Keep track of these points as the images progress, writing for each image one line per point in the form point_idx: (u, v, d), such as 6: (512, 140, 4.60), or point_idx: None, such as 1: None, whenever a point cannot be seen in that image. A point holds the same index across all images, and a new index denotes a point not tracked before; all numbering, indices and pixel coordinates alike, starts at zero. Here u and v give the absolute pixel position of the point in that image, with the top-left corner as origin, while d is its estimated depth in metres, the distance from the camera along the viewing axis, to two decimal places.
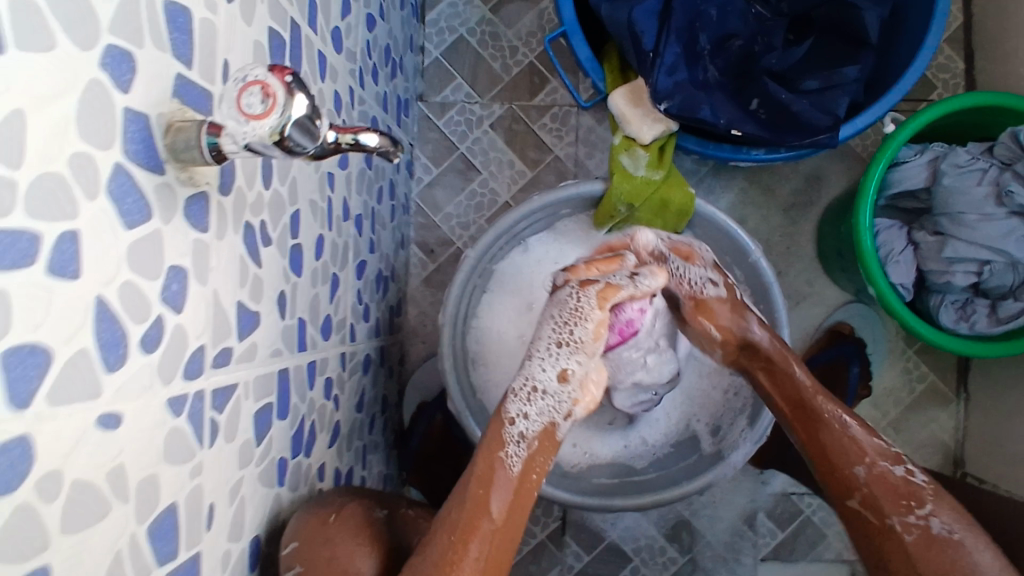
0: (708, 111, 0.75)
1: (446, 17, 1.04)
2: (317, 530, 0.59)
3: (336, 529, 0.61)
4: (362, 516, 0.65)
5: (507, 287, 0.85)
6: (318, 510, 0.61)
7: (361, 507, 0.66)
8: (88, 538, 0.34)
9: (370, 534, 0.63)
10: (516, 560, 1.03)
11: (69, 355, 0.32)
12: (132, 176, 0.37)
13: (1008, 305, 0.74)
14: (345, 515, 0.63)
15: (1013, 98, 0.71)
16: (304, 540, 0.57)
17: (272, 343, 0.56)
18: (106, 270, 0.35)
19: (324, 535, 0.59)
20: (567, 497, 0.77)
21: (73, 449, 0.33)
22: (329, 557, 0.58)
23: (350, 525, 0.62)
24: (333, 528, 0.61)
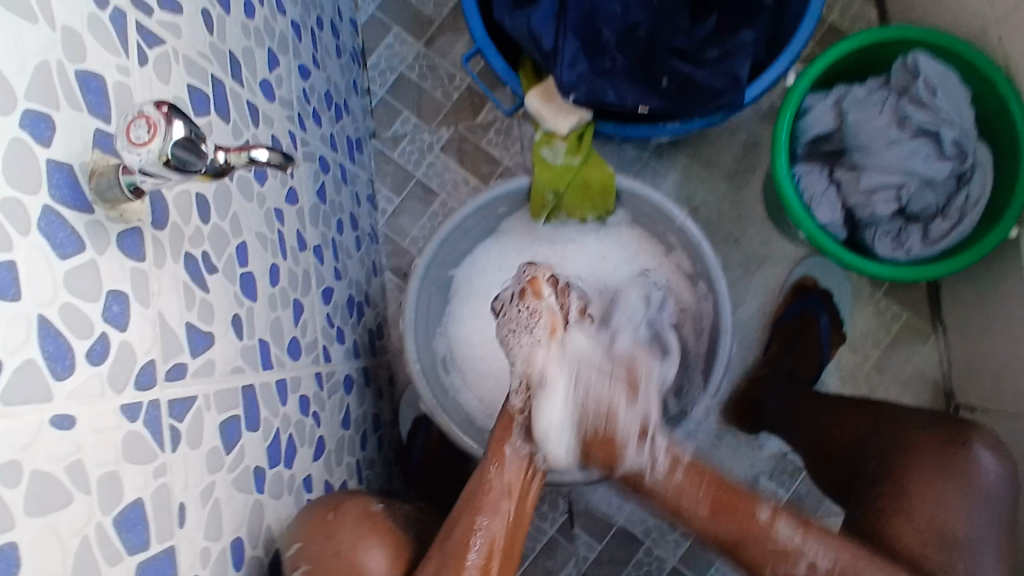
0: (614, 94, 0.83)
1: (385, 59, 1.13)
2: (318, 529, 0.66)
3: (339, 526, 0.67)
4: (361, 508, 0.70)
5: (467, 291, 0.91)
6: (319, 512, 0.68)
7: (360, 501, 0.71)
8: (51, 522, 0.40)
9: (373, 522, 0.69)
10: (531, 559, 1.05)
11: (17, 364, 0.39)
12: (60, 216, 0.43)
13: (938, 225, 0.80)
14: (345, 509, 0.69)
15: (891, 30, 0.79)
16: (306, 541, 0.65)
17: (231, 361, 0.62)
18: (45, 293, 0.41)
19: (326, 536, 0.65)
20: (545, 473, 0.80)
21: (29, 442, 0.39)
22: (334, 553, 0.65)
23: (351, 518, 0.68)
24: (335, 525, 0.67)
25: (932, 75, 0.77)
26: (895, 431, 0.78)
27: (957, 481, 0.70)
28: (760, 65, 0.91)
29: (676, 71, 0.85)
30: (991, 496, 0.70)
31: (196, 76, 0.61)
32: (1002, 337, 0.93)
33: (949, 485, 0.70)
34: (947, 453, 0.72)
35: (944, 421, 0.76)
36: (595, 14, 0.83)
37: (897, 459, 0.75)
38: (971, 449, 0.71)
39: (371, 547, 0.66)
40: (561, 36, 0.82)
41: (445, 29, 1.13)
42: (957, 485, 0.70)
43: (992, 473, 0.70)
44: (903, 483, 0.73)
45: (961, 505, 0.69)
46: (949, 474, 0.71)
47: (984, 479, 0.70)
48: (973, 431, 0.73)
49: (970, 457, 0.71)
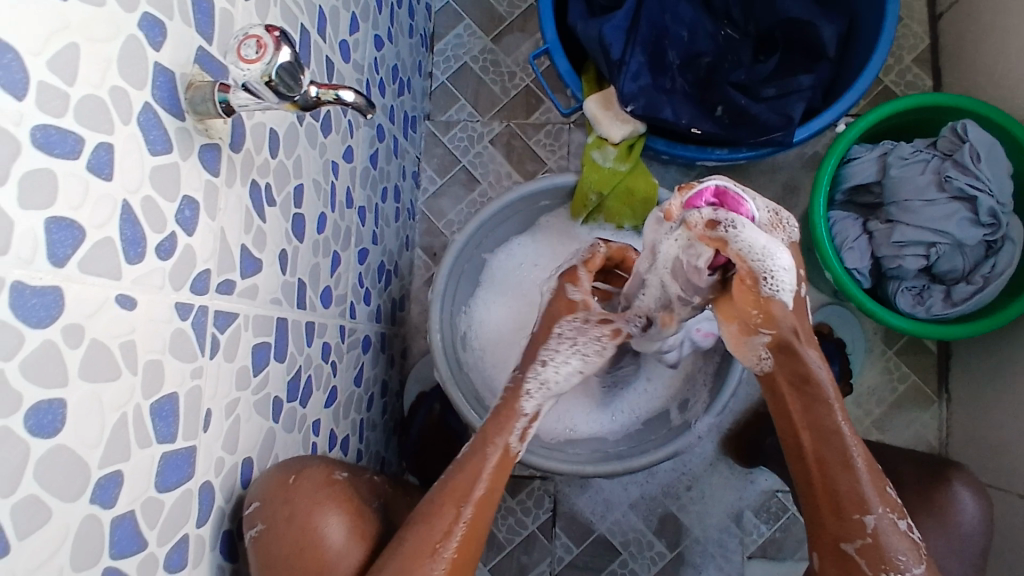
0: (670, 112, 0.86)
1: (452, 47, 1.17)
2: (278, 491, 0.60)
3: (297, 491, 0.61)
4: (322, 475, 0.64)
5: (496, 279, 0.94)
6: (279, 472, 0.62)
7: (322, 467, 0.66)
8: (100, 392, 0.43)
9: (332, 491, 0.64)
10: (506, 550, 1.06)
11: (98, 239, 0.42)
12: (157, 115, 0.46)
13: (961, 288, 0.82)
14: (305, 475, 0.63)
15: (948, 95, 0.81)
16: (264, 500, 0.59)
17: (272, 291, 0.64)
18: (133, 182, 0.44)
19: (283, 498, 0.60)
20: (541, 461, 0.81)
21: (96, 313, 0.42)
22: (289, 517, 0.59)
23: (309, 485, 0.62)
24: (293, 489, 0.62)
25: (978, 144, 0.80)
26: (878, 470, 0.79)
27: (935, 517, 0.71)
28: (813, 111, 0.94)
29: (732, 101, 0.88)
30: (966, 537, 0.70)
31: (288, 21, 0.65)
32: (1006, 411, 0.94)
33: (925, 515, 0.71)
34: (928, 488, 0.73)
35: (924, 462, 0.77)
36: (663, 36, 0.89)
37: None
38: (949, 485, 0.73)
39: (329, 515, 0.61)
40: (629, 50, 0.86)
41: (514, 29, 1.17)
42: (935, 519, 0.70)
43: (968, 514, 0.71)
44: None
45: (939, 545, 0.69)
46: (931, 507, 0.71)
47: (961, 516, 0.71)
48: (953, 471, 0.74)
49: (949, 494, 0.72)
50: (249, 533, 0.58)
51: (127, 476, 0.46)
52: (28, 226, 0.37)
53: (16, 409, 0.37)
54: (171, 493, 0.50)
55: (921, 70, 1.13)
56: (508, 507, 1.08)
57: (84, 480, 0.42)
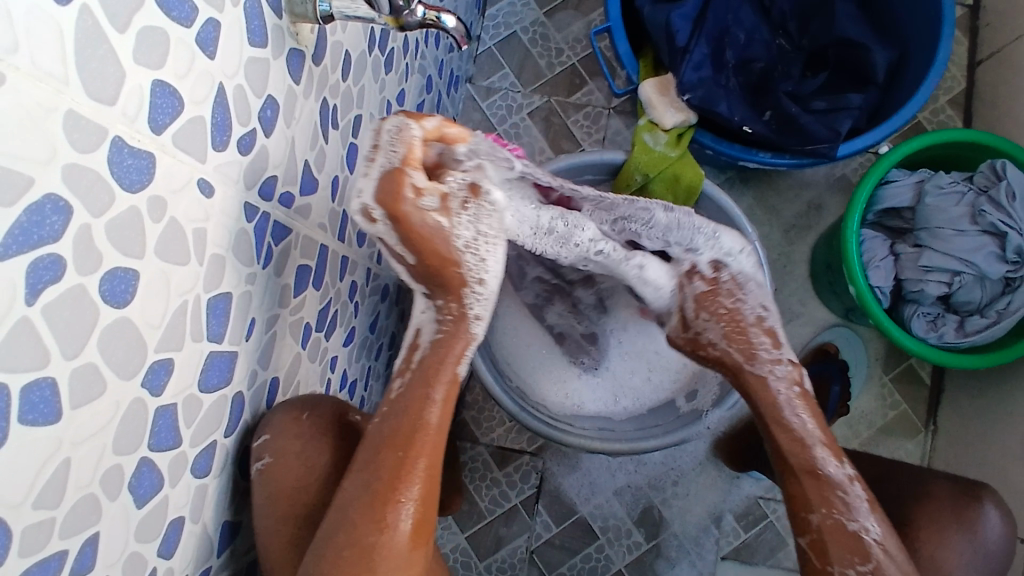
0: (725, 107, 0.86)
1: (504, 14, 1.16)
2: (291, 428, 0.58)
3: (308, 430, 0.60)
4: (330, 416, 0.63)
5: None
6: (295, 405, 0.60)
7: (331, 409, 0.64)
8: (169, 273, 0.41)
9: (333, 430, 0.63)
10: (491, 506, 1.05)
11: (193, 115, 0.40)
12: (261, 7, 0.45)
13: (975, 320, 0.84)
14: (316, 412, 0.62)
15: (991, 134, 0.84)
16: (276, 432, 0.57)
17: (320, 216, 0.63)
18: (230, 67, 0.43)
19: (295, 434, 0.58)
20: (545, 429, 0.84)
21: (178, 191, 0.41)
22: (298, 452, 0.59)
23: (319, 424, 0.62)
24: (305, 427, 0.60)
25: (1015, 183, 0.82)
26: (906, 480, 0.79)
27: (962, 527, 0.71)
28: (856, 131, 0.95)
29: (783, 108, 0.89)
30: (987, 553, 0.71)
31: None
32: (992, 447, 0.97)
33: (954, 530, 0.71)
34: (961, 503, 0.73)
35: (954, 479, 0.77)
36: (725, 34, 0.90)
37: (909, 501, 0.75)
38: (980, 505, 0.73)
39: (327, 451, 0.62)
40: (694, 40, 0.87)
41: (568, 6, 1.16)
42: (966, 536, 0.71)
43: (993, 533, 0.72)
44: (909, 522, 0.73)
45: (959, 554, 0.70)
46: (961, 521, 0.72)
47: (987, 536, 0.72)
48: (983, 491, 0.74)
49: (981, 514, 0.72)
50: (256, 464, 0.56)
51: (177, 367, 0.44)
52: (136, 83, 0.35)
53: (95, 270, 0.35)
54: (210, 395, 0.49)
55: (955, 110, 1.16)
56: (494, 478, 1.09)
57: (140, 362, 0.40)
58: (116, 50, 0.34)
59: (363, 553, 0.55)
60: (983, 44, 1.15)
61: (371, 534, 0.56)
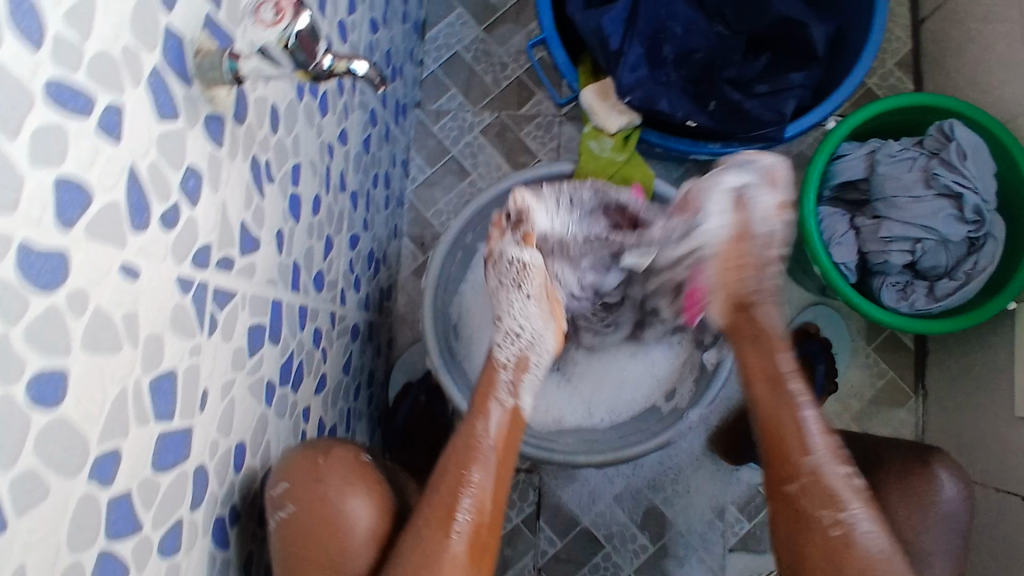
0: (666, 104, 0.87)
1: (444, 36, 1.16)
2: (309, 470, 0.65)
3: (326, 470, 0.67)
4: (352, 456, 0.70)
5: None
6: (309, 451, 0.67)
7: (349, 449, 0.71)
8: (103, 364, 0.41)
9: (363, 471, 0.69)
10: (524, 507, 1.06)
11: (105, 203, 0.40)
12: (166, 79, 0.45)
13: (944, 284, 0.84)
14: (335, 455, 0.68)
15: (931, 96, 0.84)
16: (296, 482, 0.64)
17: (268, 272, 0.63)
18: (140, 147, 0.43)
19: (314, 478, 0.65)
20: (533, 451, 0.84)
21: (99, 282, 0.40)
22: (322, 496, 0.65)
23: (339, 464, 0.68)
24: (322, 468, 0.67)
25: (965, 142, 0.82)
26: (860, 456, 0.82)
27: (904, 488, 0.75)
28: (803, 109, 0.95)
29: (727, 97, 0.89)
30: (946, 516, 0.74)
31: None
32: (979, 407, 0.98)
33: (903, 498, 0.75)
34: (912, 465, 0.76)
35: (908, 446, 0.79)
36: (660, 30, 0.89)
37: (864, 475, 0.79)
38: (933, 471, 0.76)
39: (356, 494, 0.68)
40: (628, 42, 0.87)
41: (506, 19, 1.16)
42: (917, 501, 0.74)
43: (950, 496, 0.74)
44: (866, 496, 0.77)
45: (917, 522, 0.73)
46: (911, 486, 0.75)
47: (943, 501, 0.74)
48: (936, 456, 0.77)
49: (933, 480, 0.75)
50: (276, 513, 0.63)
51: (126, 454, 0.44)
52: (37, 184, 0.35)
53: (21, 375, 0.35)
54: (167, 474, 0.49)
55: (903, 73, 1.17)
56: None
57: (84, 457, 0.40)
58: (9, 155, 0.33)
59: (435, 550, 0.66)
60: (922, 4, 1.15)
61: (440, 533, 0.67)
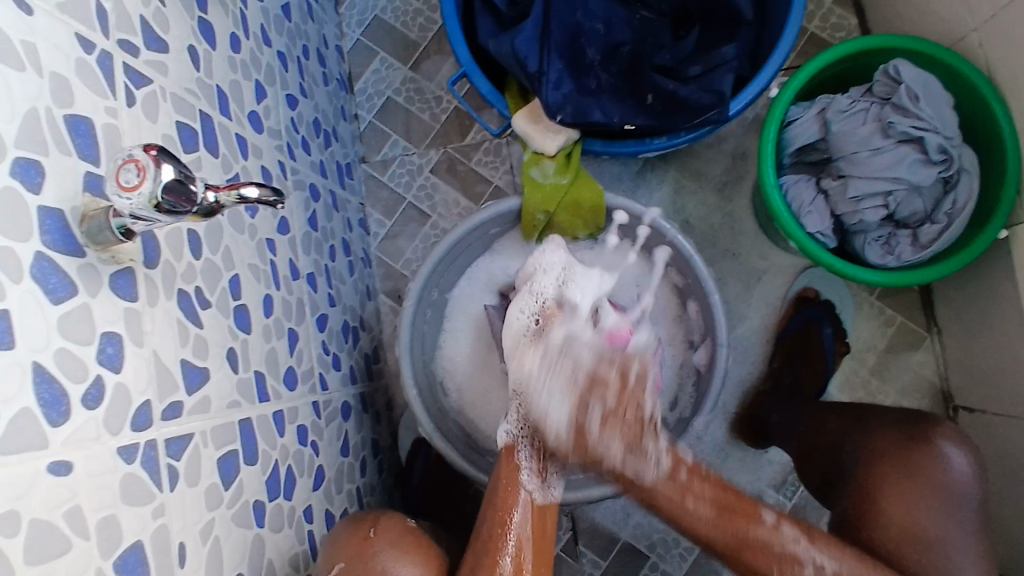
0: (600, 113, 0.86)
1: (372, 84, 1.14)
2: (358, 548, 0.67)
3: (377, 543, 0.68)
4: (400, 526, 0.71)
5: (479, 283, 0.98)
6: (359, 531, 0.69)
7: (398, 518, 0.72)
8: (49, 572, 0.40)
9: (414, 538, 0.70)
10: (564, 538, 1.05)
11: (11, 414, 0.39)
12: (52, 261, 0.43)
13: (926, 230, 0.85)
14: (384, 527, 0.70)
15: (867, 41, 0.85)
16: (349, 560, 0.66)
17: (227, 396, 0.61)
18: (39, 341, 0.41)
19: (367, 555, 0.67)
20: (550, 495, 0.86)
21: (26, 492, 0.39)
22: (379, 570, 0.66)
23: (390, 534, 0.69)
24: (375, 541, 0.68)
25: (913, 83, 0.84)
26: (856, 440, 0.82)
27: (918, 479, 0.74)
28: (743, 78, 0.92)
29: (661, 87, 0.86)
30: (958, 496, 0.72)
31: (182, 112, 0.61)
32: (992, 339, 0.96)
33: (910, 482, 0.74)
34: (915, 454, 0.75)
35: (906, 421, 0.79)
36: (578, 36, 0.86)
37: (864, 465, 0.78)
38: (933, 446, 0.75)
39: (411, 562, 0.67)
40: (545, 58, 0.84)
41: (430, 53, 1.14)
42: (924, 484, 0.73)
43: (960, 474, 0.73)
44: (870, 491, 0.76)
45: (928, 509, 0.72)
46: (912, 468, 0.74)
47: (948, 475, 0.73)
48: (933, 428, 0.76)
49: (934, 453, 0.74)
50: None
51: None
52: None
53: None
54: None
55: (843, 9, 1.12)
56: None
57: None
58: None
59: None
60: None
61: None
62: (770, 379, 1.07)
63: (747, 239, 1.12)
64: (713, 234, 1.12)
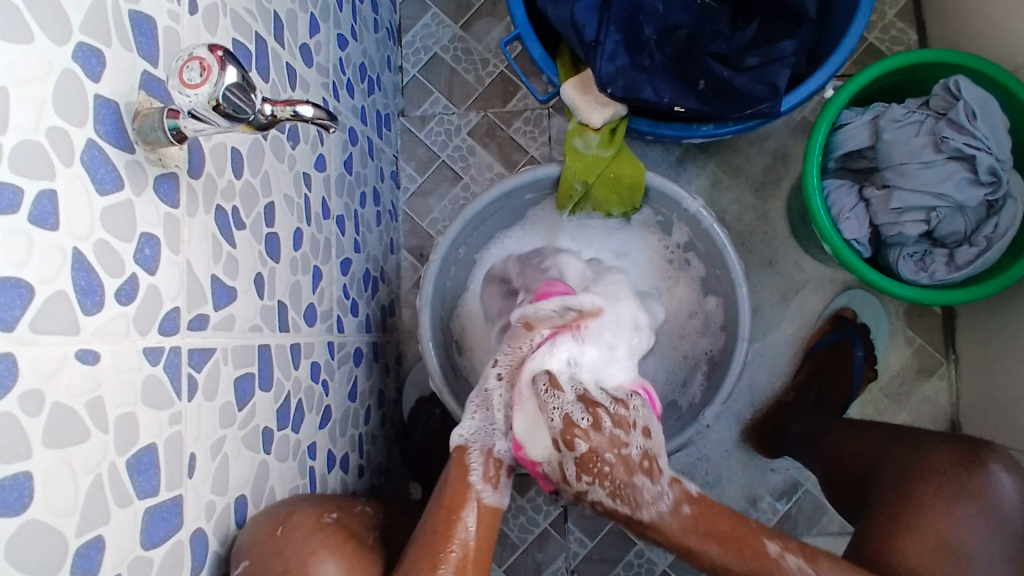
0: (651, 91, 0.84)
1: (421, 38, 1.13)
2: (268, 542, 0.58)
3: (289, 542, 0.59)
4: (311, 520, 0.63)
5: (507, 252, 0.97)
6: (265, 523, 0.59)
7: (309, 511, 0.64)
8: (69, 457, 0.40)
9: (325, 535, 0.62)
10: (556, 514, 1.06)
11: (49, 294, 0.39)
12: (102, 151, 0.43)
13: (964, 251, 0.85)
14: (293, 523, 0.61)
15: (933, 52, 0.83)
16: (257, 557, 0.56)
17: (249, 319, 0.61)
18: (82, 228, 0.41)
19: (278, 551, 0.58)
20: None
21: (55, 374, 0.39)
22: (283, 570, 0.57)
23: (299, 532, 0.60)
24: (284, 540, 0.59)
25: (972, 101, 0.82)
26: (903, 451, 0.81)
27: (969, 496, 0.72)
28: (799, 76, 0.90)
29: (715, 74, 0.85)
30: (1005, 518, 0.71)
31: (240, 31, 0.61)
32: (1014, 372, 0.96)
33: (960, 497, 0.72)
34: (964, 468, 0.74)
35: (958, 443, 0.78)
36: (639, 11, 0.85)
37: (910, 471, 0.77)
38: (986, 469, 0.74)
39: (324, 560, 0.60)
40: (603, 30, 0.83)
41: (483, 14, 1.12)
42: (970, 503, 0.72)
43: (1008, 495, 0.72)
44: (913, 499, 0.74)
45: (973, 524, 0.71)
46: (966, 489, 0.73)
47: (998, 496, 0.72)
48: (989, 453, 0.75)
49: (986, 477, 0.73)
50: None
51: (110, 540, 0.43)
52: None
53: None
54: (159, 548, 0.48)
55: (906, 23, 1.11)
56: (518, 506, 1.06)
57: (62, 554, 0.39)
58: None
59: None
60: None
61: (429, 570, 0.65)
62: (791, 391, 1.08)
63: (777, 243, 1.11)
64: (744, 232, 1.12)
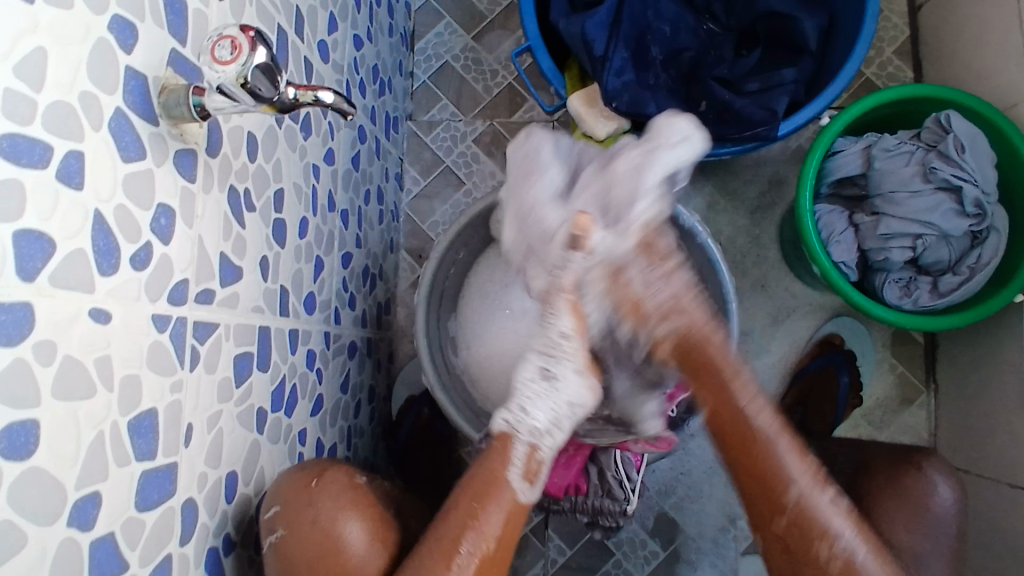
0: (655, 108, 0.87)
1: (433, 46, 1.16)
2: (299, 495, 0.62)
3: (319, 495, 0.63)
4: (346, 478, 0.66)
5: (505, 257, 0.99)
6: (302, 475, 0.65)
7: (345, 470, 0.68)
8: (75, 409, 0.41)
9: (357, 494, 0.66)
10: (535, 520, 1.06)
11: (69, 250, 0.40)
12: (129, 120, 0.44)
13: (946, 280, 0.88)
14: (329, 478, 0.65)
15: (927, 87, 0.87)
16: (286, 503, 0.62)
17: (252, 299, 0.63)
18: (104, 192, 0.43)
19: (307, 501, 0.62)
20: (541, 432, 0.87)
21: (68, 328, 0.40)
22: (313, 521, 0.61)
23: (332, 488, 0.65)
24: (316, 493, 0.64)
25: (962, 135, 0.86)
26: (860, 460, 0.83)
27: (908, 502, 0.74)
28: (797, 103, 0.93)
29: (716, 96, 0.88)
30: (942, 525, 0.73)
31: (264, 20, 0.63)
32: (991, 403, 0.98)
33: (898, 503, 0.74)
34: (903, 475, 0.76)
35: (902, 451, 0.80)
36: (646, 32, 0.89)
37: (863, 480, 0.80)
38: (925, 475, 0.75)
39: (349, 518, 0.63)
40: (612, 46, 0.87)
41: (495, 27, 1.15)
42: (910, 507, 0.74)
43: (942, 502, 0.74)
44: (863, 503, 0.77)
45: (909, 529, 0.73)
46: (904, 493, 0.75)
47: (937, 504, 0.74)
48: (926, 459, 0.77)
49: (925, 482, 0.75)
50: (270, 537, 0.61)
51: (106, 496, 0.44)
52: None
53: None
54: (152, 511, 0.49)
55: (902, 61, 1.15)
56: None
57: (61, 502, 0.40)
58: None
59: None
60: None
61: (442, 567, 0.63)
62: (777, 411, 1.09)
63: (769, 267, 1.14)
64: (737, 254, 1.14)
